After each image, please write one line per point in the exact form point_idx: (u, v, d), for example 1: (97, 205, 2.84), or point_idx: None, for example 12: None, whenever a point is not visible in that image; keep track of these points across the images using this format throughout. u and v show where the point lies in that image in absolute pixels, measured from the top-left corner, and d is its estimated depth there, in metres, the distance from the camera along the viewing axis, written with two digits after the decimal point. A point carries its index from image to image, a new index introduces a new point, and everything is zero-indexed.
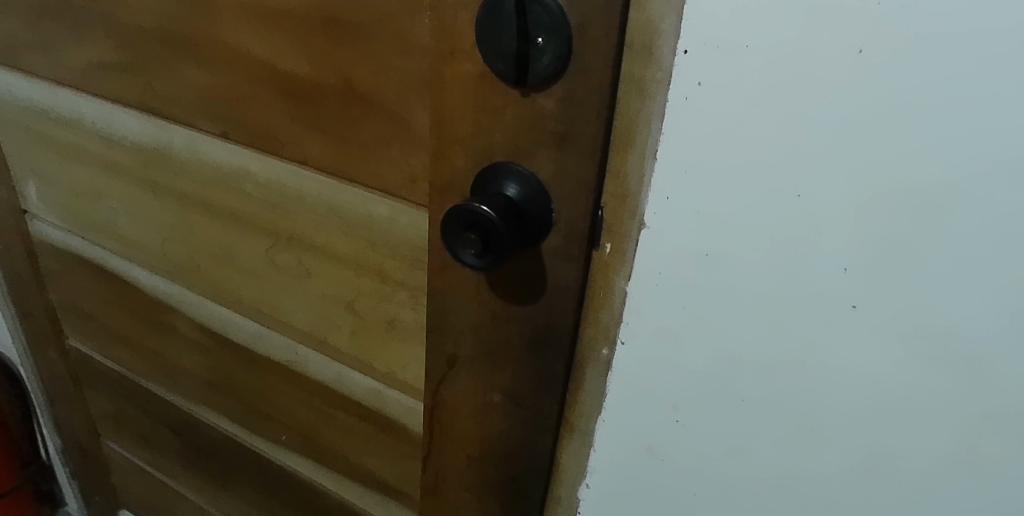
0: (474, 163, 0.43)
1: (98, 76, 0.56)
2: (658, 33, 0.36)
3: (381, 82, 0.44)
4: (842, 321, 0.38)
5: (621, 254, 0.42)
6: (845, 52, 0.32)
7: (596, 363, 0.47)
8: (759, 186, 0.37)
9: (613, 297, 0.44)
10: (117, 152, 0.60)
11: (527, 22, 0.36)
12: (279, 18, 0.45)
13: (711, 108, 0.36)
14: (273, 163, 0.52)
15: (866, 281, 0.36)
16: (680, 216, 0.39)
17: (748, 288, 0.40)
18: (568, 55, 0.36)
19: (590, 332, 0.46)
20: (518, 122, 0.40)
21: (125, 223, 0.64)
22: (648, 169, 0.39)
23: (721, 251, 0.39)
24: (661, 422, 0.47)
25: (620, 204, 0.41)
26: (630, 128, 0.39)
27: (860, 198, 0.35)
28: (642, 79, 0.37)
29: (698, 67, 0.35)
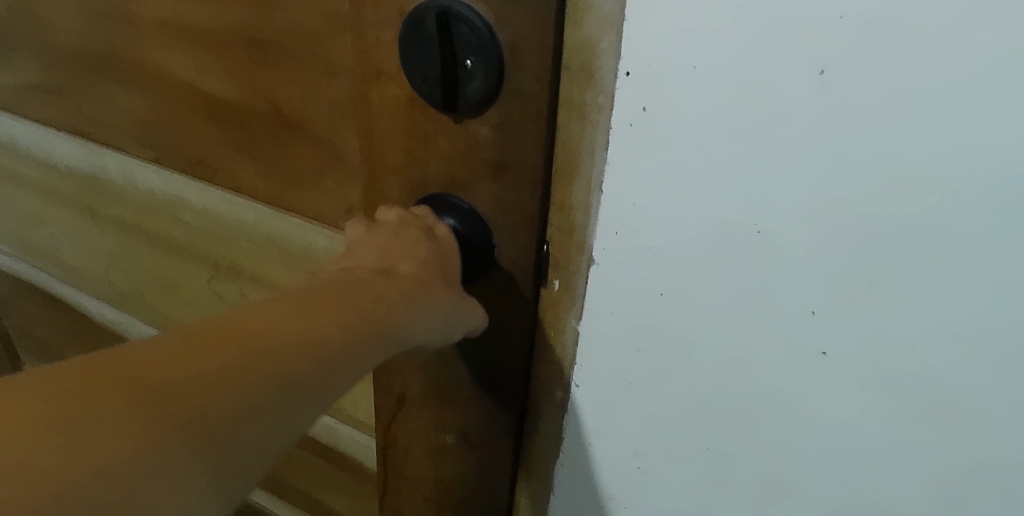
0: (409, 193, 0.39)
1: (28, 99, 0.53)
2: (598, 53, 0.32)
3: (310, 106, 0.40)
4: (810, 368, 0.34)
5: (570, 292, 0.39)
6: (805, 73, 0.28)
7: (551, 406, 0.44)
8: (715, 223, 0.33)
9: (565, 338, 0.41)
10: (53, 177, 0.56)
11: (453, 43, 0.33)
12: (202, 38, 0.41)
13: (659, 137, 0.32)
14: (209, 190, 0.48)
15: (836, 326, 0.33)
16: (632, 253, 0.36)
17: (708, 331, 0.36)
18: (500, 79, 0.33)
19: (543, 374, 0.43)
20: (453, 152, 0.36)
21: (68, 250, 0.61)
22: (593, 202, 0.35)
23: (677, 292, 0.36)
24: (623, 468, 0.43)
25: (566, 240, 0.37)
26: (572, 158, 0.35)
27: (827, 237, 0.31)
28: (582, 104, 0.33)
29: (642, 92, 0.31)
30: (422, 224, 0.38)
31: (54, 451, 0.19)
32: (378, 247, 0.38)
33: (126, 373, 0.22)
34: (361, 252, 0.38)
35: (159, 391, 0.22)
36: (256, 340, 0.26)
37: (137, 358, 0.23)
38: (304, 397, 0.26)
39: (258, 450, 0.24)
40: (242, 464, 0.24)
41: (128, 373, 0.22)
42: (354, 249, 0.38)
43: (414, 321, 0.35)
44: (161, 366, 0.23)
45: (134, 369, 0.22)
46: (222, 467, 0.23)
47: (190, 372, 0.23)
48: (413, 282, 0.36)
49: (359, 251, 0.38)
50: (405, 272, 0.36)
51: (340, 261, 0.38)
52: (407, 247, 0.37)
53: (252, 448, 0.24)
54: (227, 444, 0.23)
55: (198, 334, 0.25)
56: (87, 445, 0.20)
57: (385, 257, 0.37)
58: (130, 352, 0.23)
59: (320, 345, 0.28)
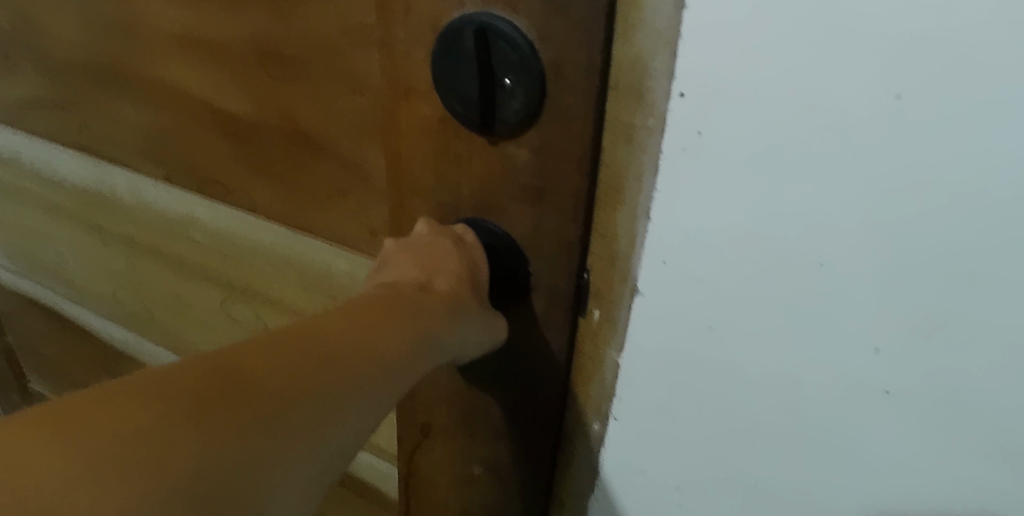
0: (440, 216, 0.37)
1: (31, 112, 0.50)
2: (649, 73, 0.29)
3: (331, 124, 0.38)
4: (872, 408, 0.32)
5: (611, 322, 0.37)
6: (878, 98, 0.25)
7: (586, 439, 0.42)
8: (768, 255, 0.30)
9: (603, 370, 0.38)
10: (58, 194, 0.54)
11: (491, 60, 0.30)
12: (215, 52, 0.39)
13: (714, 164, 0.29)
14: (222, 209, 0.46)
15: (903, 365, 0.30)
16: (680, 284, 0.33)
17: (757, 365, 0.34)
18: (541, 99, 0.30)
19: (579, 406, 0.41)
20: (487, 175, 0.34)
21: (74, 268, 0.58)
22: (640, 230, 0.33)
23: (728, 325, 0.33)
24: (662, 502, 0.42)
25: (607, 269, 0.35)
26: (617, 183, 0.32)
27: (896, 270, 0.28)
28: (630, 126, 0.31)
29: (696, 114, 0.29)
30: (452, 234, 0.36)
31: (111, 463, 0.20)
32: (414, 257, 0.37)
33: (214, 369, 0.24)
34: (396, 267, 0.37)
35: (230, 390, 0.24)
36: (297, 355, 0.26)
37: (224, 358, 0.25)
38: (353, 404, 0.27)
39: (306, 465, 0.25)
40: (284, 485, 0.24)
41: (212, 371, 0.24)
42: (390, 263, 0.38)
43: (454, 330, 0.34)
44: (242, 367, 0.25)
45: (218, 367, 0.24)
46: (269, 479, 0.23)
47: (263, 376, 0.25)
48: (452, 299, 0.35)
49: (393, 261, 0.38)
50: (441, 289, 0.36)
51: (375, 276, 0.37)
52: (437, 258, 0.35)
53: (303, 464, 0.25)
54: (281, 451, 0.24)
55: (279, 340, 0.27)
56: (159, 428, 0.21)
57: (423, 270, 0.36)
58: (220, 354, 0.25)
59: (363, 356, 0.29)
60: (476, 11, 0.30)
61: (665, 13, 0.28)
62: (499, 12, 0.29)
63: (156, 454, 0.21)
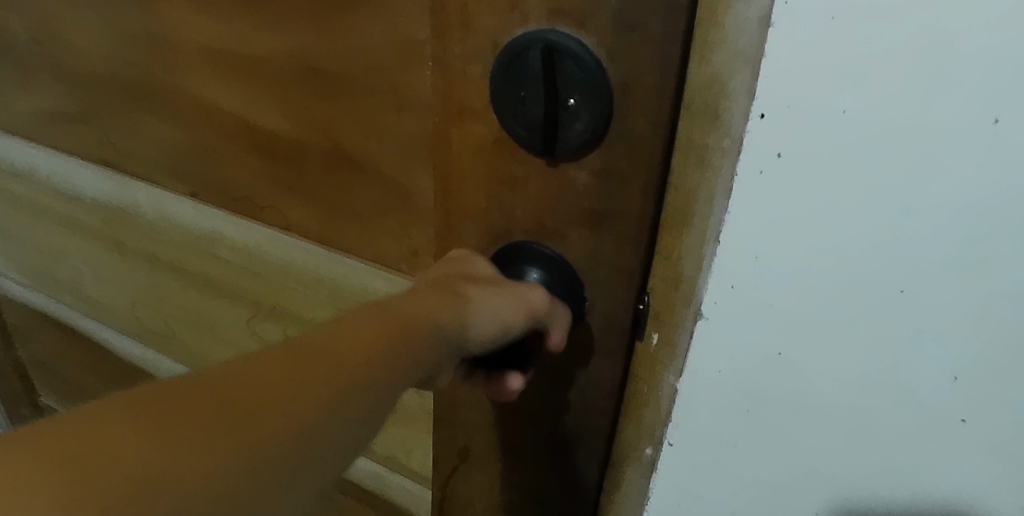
0: (490, 238, 0.35)
1: (50, 125, 0.48)
2: (727, 92, 0.27)
3: (374, 143, 0.36)
4: (948, 439, 0.30)
5: (670, 347, 0.35)
6: (972, 123, 0.23)
7: (637, 463, 0.40)
8: (846, 281, 0.28)
9: (659, 396, 0.37)
10: (76, 209, 0.52)
11: (557, 79, 0.29)
12: (249, 67, 0.38)
13: (793, 190, 0.27)
14: (252, 227, 0.44)
15: (983, 395, 0.28)
16: (751, 309, 0.31)
17: (824, 395, 0.32)
18: (608, 119, 0.29)
19: (630, 429, 0.39)
20: (544, 198, 0.32)
21: (92, 283, 0.57)
22: (707, 254, 0.31)
23: (799, 353, 0.31)
24: None
25: (670, 293, 0.33)
26: (686, 206, 0.31)
27: (984, 297, 0.26)
28: (703, 147, 0.29)
29: (778, 134, 0.27)
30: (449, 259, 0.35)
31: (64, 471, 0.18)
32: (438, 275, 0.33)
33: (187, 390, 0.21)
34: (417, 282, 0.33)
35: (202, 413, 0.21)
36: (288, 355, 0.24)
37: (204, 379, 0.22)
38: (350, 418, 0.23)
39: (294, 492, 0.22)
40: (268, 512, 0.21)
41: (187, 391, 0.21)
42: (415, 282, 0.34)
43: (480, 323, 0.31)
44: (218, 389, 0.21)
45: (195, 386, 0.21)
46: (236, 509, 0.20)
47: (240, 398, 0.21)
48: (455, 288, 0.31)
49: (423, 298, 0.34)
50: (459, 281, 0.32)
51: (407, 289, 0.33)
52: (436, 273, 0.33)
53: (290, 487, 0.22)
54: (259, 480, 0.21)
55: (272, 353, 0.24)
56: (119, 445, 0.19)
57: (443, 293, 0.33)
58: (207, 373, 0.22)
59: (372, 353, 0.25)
60: (542, 29, 0.28)
61: (749, 31, 0.26)
62: (566, 29, 0.28)
63: (121, 455, 0.19)
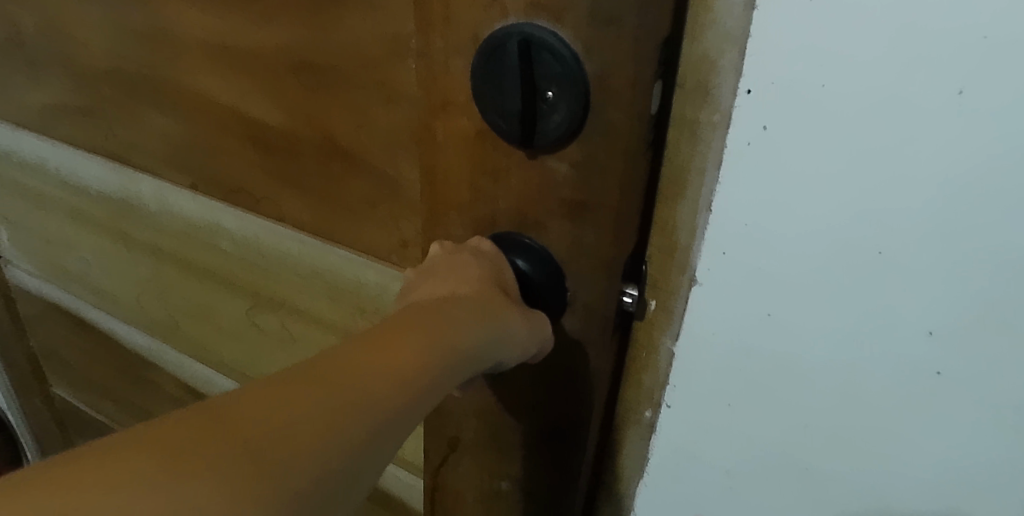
0: (475, 231, 0.36)
1: (59, 120, 0.50)
2: (716, 72, 0.29)
3: (364, 134, 0.37)
4: (927, 395, 0.30)
5: (667, 312, 0.36)
6: (937, 93, 0.24)
7: (637, 427, 0.41)
8: (831, 243, 0.29)
9: (658, 359, 0.38)
10: (84, 201, 0.54)
11: (534, 72, 0.30)
12: (244, 59, 0.39)
13: (779, 159, 0.28)
14: (249, 220, 0.46)
15: (962, 359, 0.29)
16: (745, 274, 0.32)
17: (814, 355, 0.32)
18: (584, 112, 0.30)
19: (631, 393, 0.40)
20: (526, 189, 0.33)
21: (101, 274, 0.58)
22: (700, 223, 0.32)
23: (788, 315, 0.32)
24: (711, 487, 0.40)
25: (665, 261, 0.34)
26: (678, 178, 0.32)
27: (954, 255, 0.27)
28: (695, 122, 0.31)
29: (764, 109, 0.28)
30: (468, 248, 0.34)
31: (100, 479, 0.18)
32: (446, 277, 0.33)
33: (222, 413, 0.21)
34: (416, 292, 0.33)
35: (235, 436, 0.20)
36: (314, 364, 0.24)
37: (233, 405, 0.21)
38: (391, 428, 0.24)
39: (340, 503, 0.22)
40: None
41: (222, 414, 0.20)
42: (413, 290, 0.33)
43: (491, 345, 0.31)
44: (251, 411, 0.21)
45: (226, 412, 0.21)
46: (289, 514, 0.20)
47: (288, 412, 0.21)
48: (479, 304, 0.32)
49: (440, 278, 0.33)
50: (469, 294, 0.32)
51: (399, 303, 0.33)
52: (463, 271, 0.33)
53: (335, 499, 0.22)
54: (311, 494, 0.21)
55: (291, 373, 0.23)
56: (148, 462, 0.18)
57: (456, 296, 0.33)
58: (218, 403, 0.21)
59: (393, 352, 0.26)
60: (519, 22, 0.29)
61: (735, 14, 0.27)
62: (543, 22, 0.29)
63: (145, 465, 0.18)
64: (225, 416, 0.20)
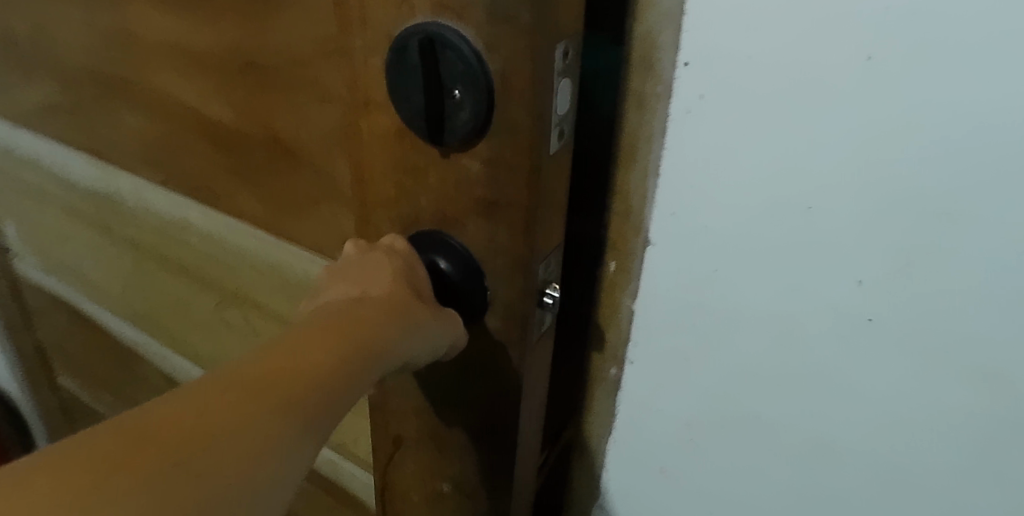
0: (403, 228, 0.36)
1: (49, 118, 0.53)
2: (657, 46, 0.31)
3: (304, 133, 0.38)
4: (858, 337, 0.33)
5: (626, 273, 0.39)
6: (850, 60, 0.27)
7: (605, 384, 0.44)
8: (768, 201, 0.32)
9: (620, 317, 0.40)
10: (74, 196, 0.56)
11: (440, 71, 0.30)
12: (199, 60, 0.41)
13: (717, 126, 0.31)
14: (213, 215, 0.47)
15: (894, 307, 0.31)
16: (695, 232, 0.35)
17: (760, 303, 0.35)
18: (489, 110, 0.30)
19: (597, 352, 0.43)
20: (444, 187, 0.33)
21: (91, 267, 0.61)
22: (650, 187, 0.35)
23: (733, 270, 0.35)
24: (674, 438, 0.43)
25: (622, 223, 0.37)
26: (630, 145, 0.35)
27: (872, 209, 0.30)
28: (641, 94, 0.33)
29: (701, 80, 0.31)
30: (382, 247, 0.35)
31: None
32: (357, 277, 0.33)
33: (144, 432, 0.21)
34: (324, 294, 0.32)
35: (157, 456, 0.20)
36: (224, 385, 0.23)
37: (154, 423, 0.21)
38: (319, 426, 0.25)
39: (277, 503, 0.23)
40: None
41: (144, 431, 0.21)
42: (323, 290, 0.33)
43: (408, 343, 0.32)
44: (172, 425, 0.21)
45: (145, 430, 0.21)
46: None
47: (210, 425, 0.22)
48: (394, 304, 0.32)
49: (352, 276, 0.33)
50: (379, 295, 0.32)
51: (306, 305, 0.32)
52: (383, 266, 0.33)
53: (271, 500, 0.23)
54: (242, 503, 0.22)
55: (211, 384, 0.23)
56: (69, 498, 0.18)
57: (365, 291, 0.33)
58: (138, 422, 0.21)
59: (310, 362, 0.26)
60: (426, 21, 0.30)
61: None
62: (448, 21, 0.29)
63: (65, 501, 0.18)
64: (146, 469, 0.20)
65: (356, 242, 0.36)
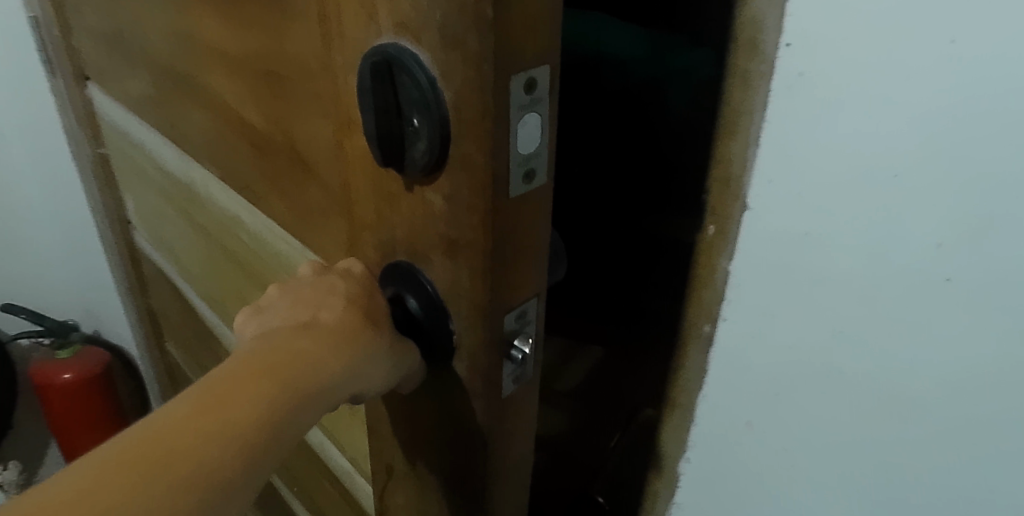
0: (378, 257, 0.34)
1: (148, 109, 0.57)
2: (762, 29, 0.31)
3: (312, 145, 0.38)
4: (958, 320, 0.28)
5: (724, 236, 0.36)
6: (931, 44, 0.25)
7: (698, 341, 0.41)
8: (864, 174, 0.29)
9: (715, 277, 0.38)
10: (168, 181, 0.61)
11: (400, 98, 0.28)
12: (238, 65, 0.41)
13: (813, 99, 0.29)
14: (257, 214, 0.48)
15: (986, 306, 0.27)
16: (786, 207, 0.32)
17: (854, 279, 0.31)
18: (443, 144, 0.27)
19: (692, 307, 0.40)
20: (413, 217, 0.30)
21: (181, 248, 0.65)
22: (749, 157, 0.33)
23: (827, 243, 0.31)
24: (760, 415, 0.39)
25: (723, 190, 0.35)
26: (734, 117, 0.33)
27: (975, 189, 0.26)
28: (746, 71, 0.32)
29: (797, 56, 0.29)
30: (337, 270, 0.34)
31: None
32: (310, 298, 0.32)
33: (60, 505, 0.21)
34: (273, 312, 0.32)
35: None
36: (137, 441, 0.23)
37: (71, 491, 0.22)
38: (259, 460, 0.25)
39: None
40: None
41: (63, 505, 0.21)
42: (269, 309, 0.32)
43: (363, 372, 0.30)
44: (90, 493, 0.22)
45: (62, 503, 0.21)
46: None
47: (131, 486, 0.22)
48: (340, 327, 0.30)
49: (300, 297, 0.32)
50: (326, 318, 0.31)
51: (252, 323, 0.31)
52: (333, 289, 0.32)
53: None
54: None
55: (136, 437, 0.24)
56: None
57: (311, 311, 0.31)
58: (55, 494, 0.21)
59: (244, 383, 0.26)
60: (387, 42, 0.27)
61: None
62: (407, 43, 0.27)
63: None
64: None
65: (310, 265, 0.35)
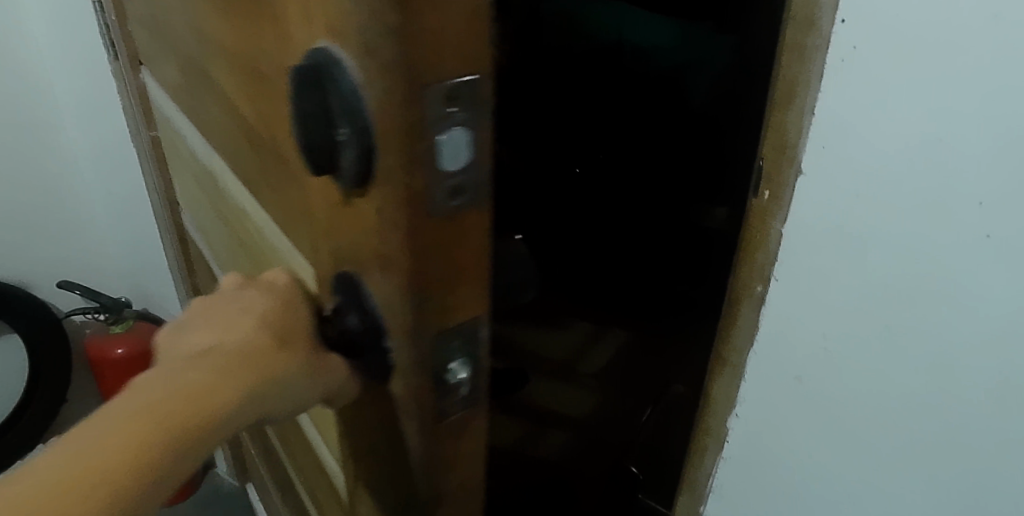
0: (330, 264, 0.33)
1: (181, 99, 0.59)
2: (817, 7, 0.35)
3: (285, 145, 0.37)
4: (979, 256, 0.32)
5: (778, 201, 0.41)
6: (976, 18, 0.29)
7: (750, 299, 0.45)
8: (902, 140, 0.33)
9: (768, 238, 0.42)
10: (199, 170, 0.63)
11: (329, 106, 0.26)
12: (234, 61, 0.42)
13: (864, 70, 0.33)
14: (258, 208, 0.49)
15: (1006, 254, 0.31)
16: (836, 166, 0.37)
17: (889, 231, 0.35)
18: (368, 156, 0.26)
19: (745, 266, 0.44)
20: (352, 229, 0.29)
21: (212, 235, 0.67)
22: (804, 124, 0.38)
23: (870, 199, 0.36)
24: (809, 355, 0.43)
25: (777, 157, 0.40)
26: (789, 89, 0.38)
27: (998, 148, 0.30)
28: (803, 46, 0.36)
29: (851, 32, 0.33)
30: (263, 284, 0.34)
31: None
32: (223, 321, 0.31)
33: None
34: (191, 334, 0.31)
35: None
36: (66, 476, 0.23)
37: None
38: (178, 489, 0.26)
39: None
40: None
41: None
42: (189, 330, 0.31)
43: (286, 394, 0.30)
44: None
45: None
46: None
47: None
48: (261, 349, 0.30)
49: (223, 318, 0.31)
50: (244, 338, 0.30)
51: (167, 347, 0.31)
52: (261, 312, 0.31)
53: None
54: None
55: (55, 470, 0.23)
56: None
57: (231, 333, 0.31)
58: None
59: (177, 398, 0.26)
60: (320, 47, 0.26)
61: None
62: (335, 49, 0.25)
63: None
64: None
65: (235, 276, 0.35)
